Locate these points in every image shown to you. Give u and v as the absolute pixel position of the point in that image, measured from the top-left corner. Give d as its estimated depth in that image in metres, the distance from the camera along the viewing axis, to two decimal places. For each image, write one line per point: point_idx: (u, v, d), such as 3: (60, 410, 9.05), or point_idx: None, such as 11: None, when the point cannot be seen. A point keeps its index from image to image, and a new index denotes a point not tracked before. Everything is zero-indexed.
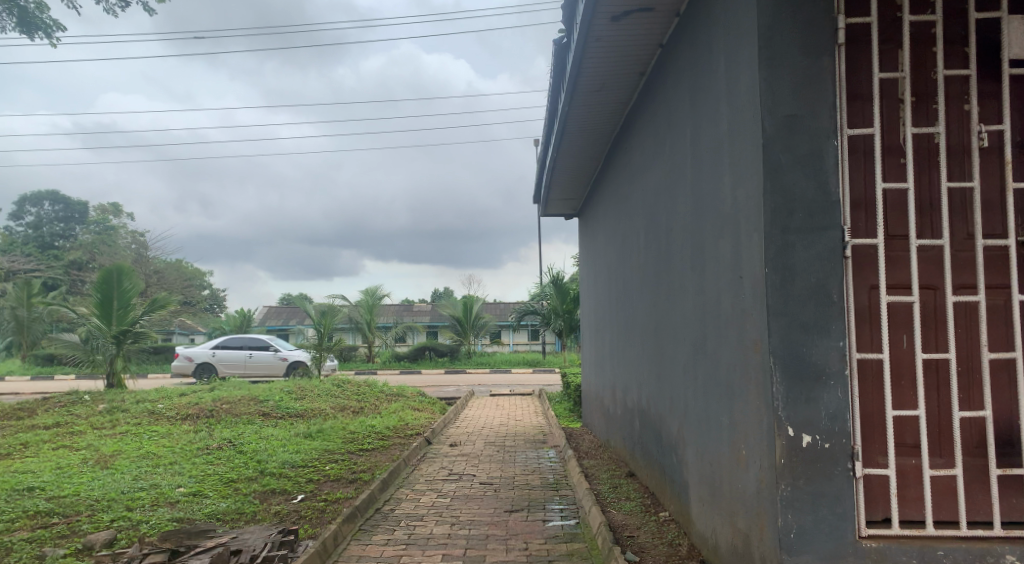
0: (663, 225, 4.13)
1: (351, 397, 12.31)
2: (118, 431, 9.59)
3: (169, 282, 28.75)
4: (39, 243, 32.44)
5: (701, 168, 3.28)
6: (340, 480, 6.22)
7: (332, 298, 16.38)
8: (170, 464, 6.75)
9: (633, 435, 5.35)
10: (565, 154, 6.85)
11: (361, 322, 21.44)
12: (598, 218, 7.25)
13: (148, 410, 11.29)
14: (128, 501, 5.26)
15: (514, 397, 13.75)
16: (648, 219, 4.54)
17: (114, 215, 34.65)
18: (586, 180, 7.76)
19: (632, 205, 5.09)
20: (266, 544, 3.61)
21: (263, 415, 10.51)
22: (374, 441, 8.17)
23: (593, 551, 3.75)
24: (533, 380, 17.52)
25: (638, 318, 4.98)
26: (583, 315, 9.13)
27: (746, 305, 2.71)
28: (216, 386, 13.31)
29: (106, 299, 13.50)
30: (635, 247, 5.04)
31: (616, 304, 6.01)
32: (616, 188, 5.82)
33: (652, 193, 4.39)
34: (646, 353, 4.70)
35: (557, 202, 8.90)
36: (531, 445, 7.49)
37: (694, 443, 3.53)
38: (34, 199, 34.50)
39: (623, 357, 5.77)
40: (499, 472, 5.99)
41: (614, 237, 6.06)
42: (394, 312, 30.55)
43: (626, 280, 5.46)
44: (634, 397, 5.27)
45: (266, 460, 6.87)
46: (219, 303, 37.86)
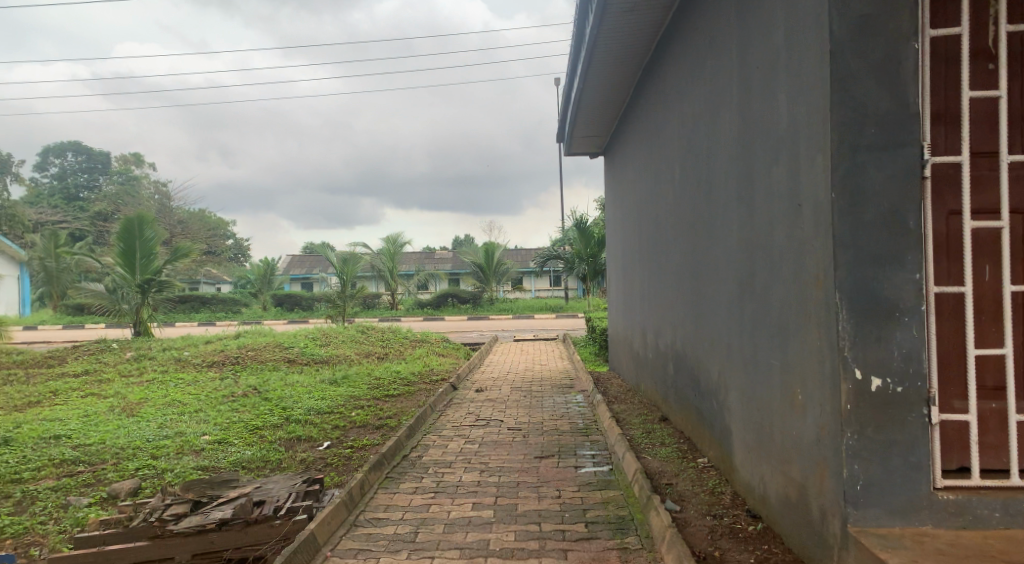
0: (703, 156, 3.83)
1: (375, 344, 12.28)
2: (145, 378, 9.63)
3: (193, 232, 28.91)
4: (64, 195, 32.71)
5: (751, 88, 2.96)
6: (366, 426, 6.11)
7: (353, 245, 16.24)
8: (195, 411, 6.71)
9: (666, 378, 5.15)
10: (592, 86, 6.48)
11: (383, 269, 21.34)
12: (627, 154, 6.91)
13: (175, 358, 11.34)
14: (153, 449, 5.20)
15: (538, 342, 13.64)
16: (686, 150, 4.23)
17: (136, 166, 34.70)
18: (614, 114, 7.39)
19: (667, 135, 4.77)
20: (290, 495, 3.48)
21: (288, 362, 10.49)
22: (399, 387, 8.08)
23: (630, 499, 3.58)
24: (557, 325, 17.41)
25: (673, 257, 4.72)
26: (609, 257, 8.87)
27: (805, 236, 2.44)
28: (242, 334, 13.38)
29: (129, 249, 13.43)
30: (670, 182, 4.74)
31: (647, 242, 5.74)
32: (649, 118, 5.48)
33: (691, 121, 4.07)
34: (682, 293, 4.46)
35: (582, 140, 8.53)
36: (558, 390, 7.33)
37: (738, 388, 3.31)
38: (57, 150, 34.50)
39: (654, 299, 5.53)
40: (527, 417, 5.84)
41: (645, 174, 5.76)
42: (415, 259, 30.48)
43: (659, 218, 5.19)
44: (667, 340, 5.05)
45: (291, 407, 6.79)
46: (243, 252, 38.09)
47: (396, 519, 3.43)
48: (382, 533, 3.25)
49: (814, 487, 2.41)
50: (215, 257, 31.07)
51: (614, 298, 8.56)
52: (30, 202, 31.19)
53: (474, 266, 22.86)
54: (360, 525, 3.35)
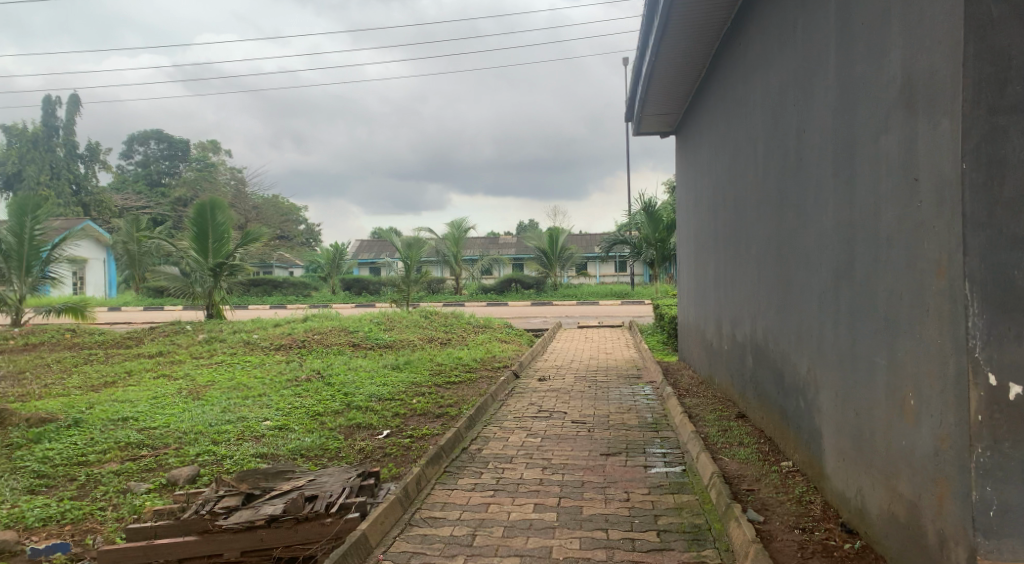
0: (792, 130, 3.46)
1: (438, 329, 12.21)
2: (215, 361, 9.79)
3: (266, 217, 29.68)
4: (147, 181, 34.18)
5: (852, 47, 2.59)
6: (426, 414, 5.97)
7: (418, 230, 16.23)
8: (258, 396, 6.71)
9: (745, 372, 4.79)
10: (664, 59, 6.11)
11: (448, 254, 21.31)
12: (702, 132, 6.49)
13: (244, 340, 11.54)
14: (215, 434, 5.18)
15: (604, 329, 13.31)
16: (772, 125, 3.85)
17: (214, 153, 35.90)
18: (687, 89, 6.97)
19: (750, 109, 4.39)
20: (343, 490, 3.34)
21: (352, 346, 10.51)
22: (461, 374, 7.93)
23: (705, 506, 3.27)
24: (623, 312, 17.01)
25: (754, 242, 4.35)
26: (680, 242, 8.48)
27: (922, 215, 2.08)
28: (310, 317, 13.56)
29: (202, 232, 13.75)
30: (752, 160, 4.37)
31: (725, 226, 5.36)
32: (728, 93, 5.09)
33: (779, 91, 3.69)
34: (765, 281, 4.09)
35: (652, 118, 8.14)
36: (625, 380, 7.02)
37: (831, 388, 2.96)
38: (140, 138, 35.78)
39: (732, 287, 5.16)
40: (593, 410, 5.57)
41: (723, 152, 5.37)
42: (480, 244, 30.45)
43: (738, 199, 4.80)
44: (746, 332, 4.69)
45: (353, 392, 6.72)
46: (313, 237, 38.92)
47: (453, 520, 3.23)
48: (438, 535, 3.06)
49: (928, 509, 2.07)
50: (286, 242, 31.81)
51: (685, 286, 8.17)
52: (115, 188, 32.53)
53: (538, 251, 22.60)
54: (415, 525, 3.17)
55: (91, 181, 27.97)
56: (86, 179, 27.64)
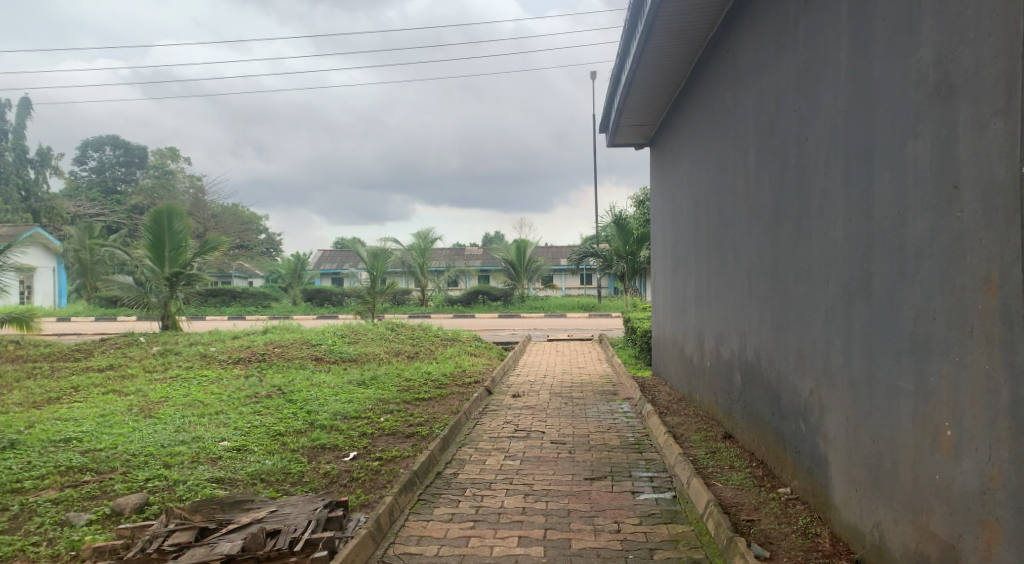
0: (791, 137, 3.30)
1: (405, 342, 11.87)
2: (169, 375, 9.31)
3: (227, 225, 28.95)
4: (103, 188, 33.16)
5: (873, 46, 2.42)
6: (395, 434, 5.65)
7: (383, 240, 15.88)
8: (216, 413, 6.31)
9: (731, 389, 4.61)
10: (646, 67, 5.95)
11: (414, 265, 20.97)
12: (681, 143, 6.36)
13: (201, 353, 11.04)
14: (167, 457, 4.80)
15: (573, 343, 13.11)
16: (767, 132, 3.70)
17: (173, 160, 35.02)
18: (665, 99, 6.83)
19: (740, 117, 4.24)
20: (309, 523, 3.03)
21: (315, 360, 10.11)
22: (430, 390, 7.61)
23: (703, 538, 3.05)
24: (592, 325, 16.86)
25: (744, 255, 4.19)
26: (654, 255, 8.34)
27: (963, 227, 1.91)
28: (270, 329, 13.09)
29: (157, 241, 13.18)
30: (742, 169, 4.22)
31: (708, 238, 5.20)
32: (713, 101, 4.95)
33: (775, 97, 3.54)
34: (757, 297, 3.92)
35: (628, 129, 7.99)
36: (602, 397, 6.80)
37: (840, 410, 2.78)
38: (95, 144, 34.81)
39: (717, 301, 5.00)
40: (571, 429, 5.33)
41: (706, 162, 5.23)
42: (445, 255, 30.14)
43: (725, 211, 4.65)
44: (733, 348, 4.52)
45: (317, 410, 6.37)
46: (275, 247, 38.15)
47: (431, 556, 2.95)
48: None
49: (972, 551, 1.90)
50: (247, 251, 31.07)
51: (660, 299, 8.03)
52: (69, 194, 31.44)
53: (505, 262, 22.41)
54: None
55: (42, 188, 26.95)
56: (37, 185, 26.64)
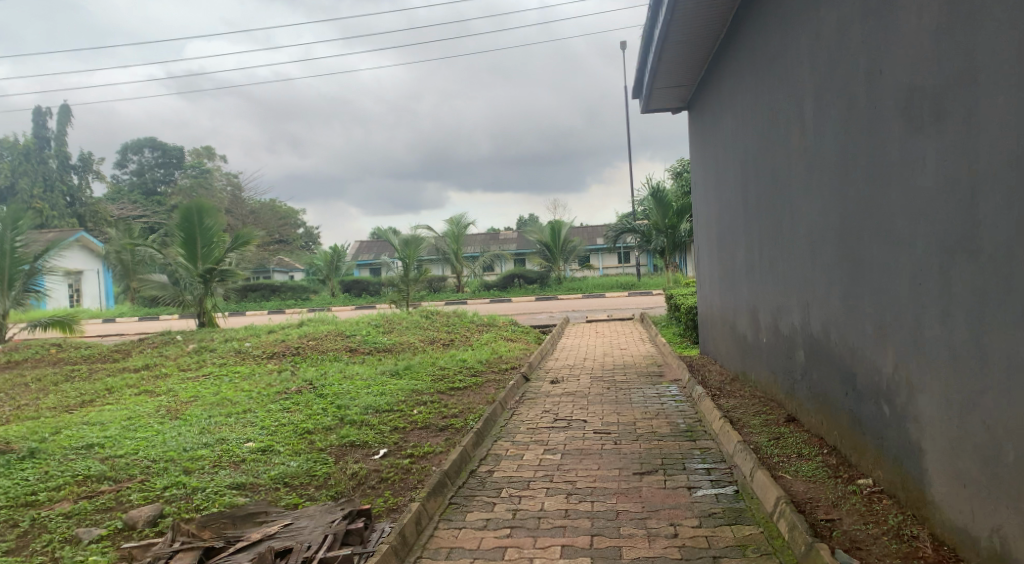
0: (859, 74, 2.84)
1: (440, 329, 11.57)
2: (203, 373, 9.14)
3: (263, 220, 29.07)
4: (143, 190, 33.66)
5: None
6: (428, 428, 5.32)
7: (415, 227, 15.58)
8: (243, 412, 6.06)
9: (792, 367, 4.17)
10: (680, 21, 5.44)
11: (448, 251, 20.71)
12: (722, 102, 5.86)
13: (235, 349, 10.89)
14: (187, 462, 4.54)
15: (614, 323, 12.67)
16: (827, 74, 3.23)
17: (209, 159, 35.34)
18: (703, 56, 6.31)
19: (792, 62, 3.77)
20: (325, 539, 2.70)
21: (349, 351, 9.86)
22: (466, 378, 7.27)
23: (775, 543, 2.64)
24: (632, 303, 16.37)
25: (803, 218, 3.74)
26: (696, 226, 7.85)
27: None
28: (304, 322, 12.91)
29: (189, 239, 13.07)
30: (797, 120, 3.75)
31: (759, 202, 4.74)
32: (758, 49, 4.46)
33: (836, 31, 3.07)
34: (821, 264, 3.48)
35: (663, 92, 7.47)
36: (647, 379, 6.37)
37: (935, 390, 2.35)
38: (134, 147, 35.31)
39: (772, 271, 4.54)
40: (616, 416, 4.94)
41: (753, 119, 4.75)
42: (479, 240, 29.83)
43: (778, 170, 4.18)
44: (794, 321, 4.07)
45: (347, 404, 6.08)
46: (311, 240, 38.33)
47: None
48: None
49: None
50: (284, 245, 31.21)
51: (705, 272, 7.55)
52: (110, 197, 31.91)
53: (540, 244, 21.99)
54: None
55: (86, 193, 27.39)
56: (81, 190, 27.12)
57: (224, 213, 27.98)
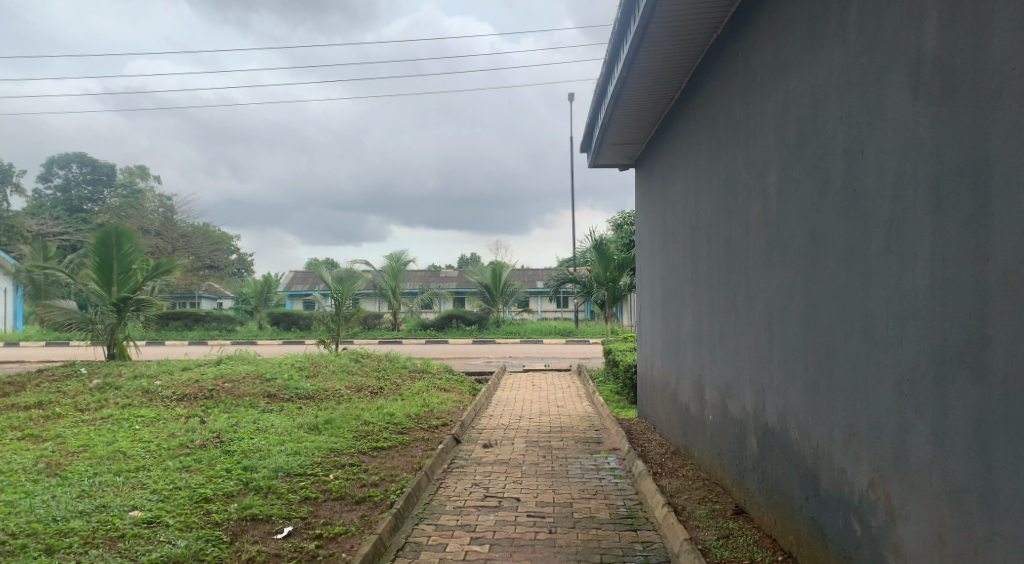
0: (836, 152, 2.60)
1: (370, 375, 10.95)
2: (101, 415, 8.24)
3: (194, 245, 27.81)
4: (66, 206, 31.84)
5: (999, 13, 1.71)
6: (343, 500, 4.79)
7: (350, 264, 14.96)
8: (135, 470, 5.36)
9: (742, 455, 3.87)
10: (637, 77, 5.23)
11: (385, 287, 20.15)
12: (674, 164, 5.68)
13: (143, 388, 9.98)
14: (53, 539, 3.89)
15: (551, 374, 12.31)
16: (798, 147, 3.00)
17: (141, 179, 33.84)
18: (655, 114, 6.15)
19: (756, 130, 3.56)
20: None
21: (267, 398, 9.14)
22: (391, 436, 6.73)
23: None
24: (571, 353, 16.09)
25: (761, 297, 3.49)
26: (640, 285, 7.64)
27: None
28: (224, 359, 12.06)
29: (105, 263, 12.13)
30: (759, 192, 3.52)
31: (710, 271, 4.50)
32: (718, 114, 4.27)
33: (810, 104, 2.84)
34: (782, 351, 3.22)
35: (614, 148, 7.28)
36: (584, 448, 6.01)
37: (922, 523, 2.04)
38: (60, 160, 33.47)
39: (722, 346, 4.27)
40: (551, 496, 4.54)
41: (707, 185, 4.54)
42: (418, 278, 29.25)
43: (733, 241, 3.95)
44: (746, 404, 3.79)
45: (255, 466, 5.46)
46: (244, 267, 37.00)
47: None
48: None
49: None
50: (213, 271, 29.86)
51: (647, 334, 7.31)
52: (28, 211, 29.99)
53: (480, 286, 21.60)
54: None
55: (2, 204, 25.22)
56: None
57: (152, 235, 26.60)
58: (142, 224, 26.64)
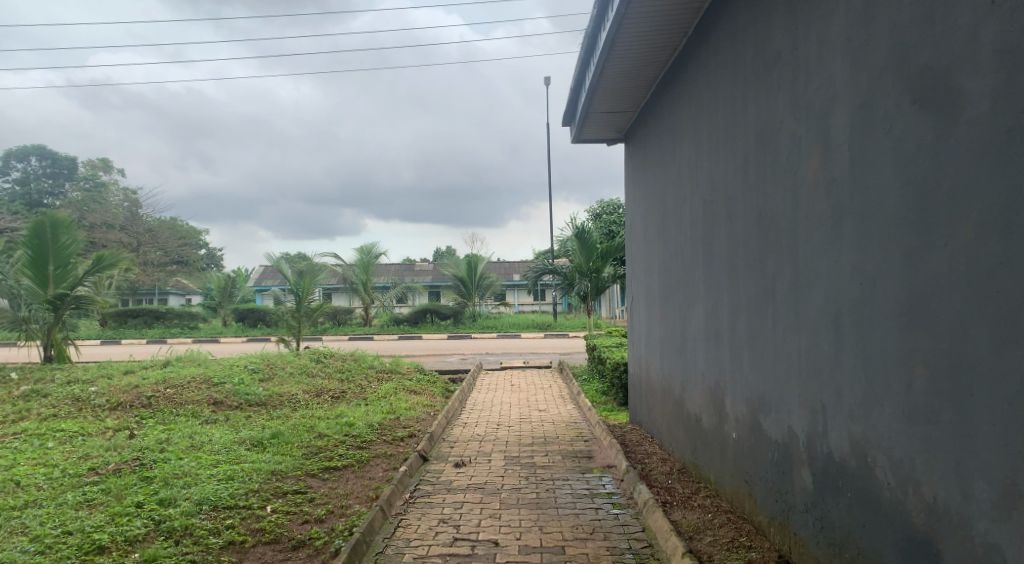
0: (979, 65, 1.75)
1: (332, 377, 9.93)
2: (14, 430, 7.10)
3: (162, 240, 26.49)
4: (25, 200, 30.19)
5: None
6: (277, 545, 3.81)
7: (313, 256, 13.76)
8: (22, 508, 4.32)
9: (785, 489, 3.01)
10: (633, 24, 4.30)
11: (355, 282, 19.21)
12: (678, 130, 4.80)
13: (73, 396, 8.81)
14: None
15: (530, 373, 11.42)
16: (891, 74, 2.13)
17: (104, 171, 32.28)
18: (653, 72, 5.22)
19: (809, 62, 2.68)
20: None
21: (213, 406, 8.09)
22: (347, 453, 5.75)
23: None
24: (551, 348, 15.24)
25: (821, 285, 2.60)
26: (631, 274, 6.74)
27: None
28: (173, 361, 10.91)
29: (39, 256, 10.65)
30: (816, 146, 2.64)
31: (732, 253, 3.63)
32: (745, 54, 3.39)
33: (916, 8, 1.99)
34: (859, 361, 2.34)
35: (600, 118, 6.34)
36: (574, 466, 5.08)
37: None
38: (19, 153, 31.72)
39: (752, 347, 3.40)
40: (537, 538, 3.62)
41: (730, 147, 3.64)
42: (391, 271, 28.10)
43: (774, 211, 3.07)
44: (792, 423, 2.92)
45: (173, 499, 4.44)
46: (211, 262, 35.58)
47: None
48: None
49: None
50: (179, 267, 28.48)
51: (640, 328, 6.43)
52: None
53: (454, 279, 20.58)
54: None
55: None
56: None
57: (114, 231, 25.23)
58: (106, 218, 25.22)
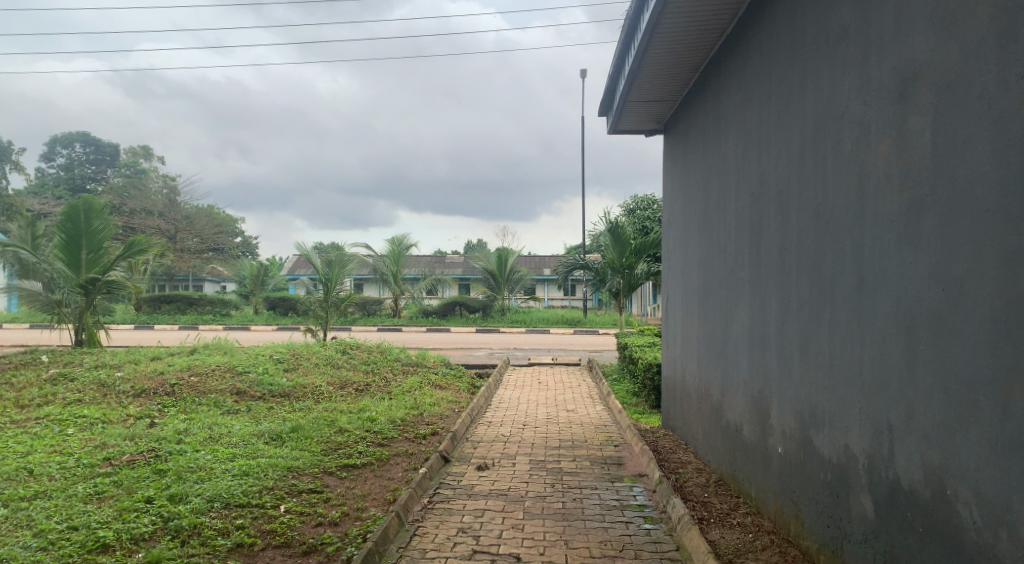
0: None
1: (357, 369, 9.77)
2: (38, 414, 7.05)
3: (197, 227, 26.73)
4: (68, 186, 30.77)
5: None
6: (286, 549, 3.61)
7: (343, 245, 13.62)
8: (30, 500, 4.19)
9: (840, 515, 2.70)
10: (677, 4, 3.98)
11: (386, 273, 19.13)
12: (724, 118, 4.47)
13: (99, 381, 8.77)
14: None
15: (559, 370, 11.15)
16: (992, 46, 1.81)
17: (145, 159, 32.75)
18: (698, 58, 4.89)
19: (884, 36, 2.36)
20: None
21: (235, 396, 7.97)
22: (366, 450, 5.54)
23: None
24: (581, 344, 14.93)
25: (891, 289, 2.29)
26: (667, 272, 6.42)
27: None
28: (201, 349, 10.86)
29: (72, 240, 10.63)
30: (889, 133, 2.33)
31: (784, 251, 3.31)
32: (805, 32, 3.07)
33: None
34: (937, 379, 2.03)
35: (639, 107, 6.02)
36: (603, 474, 4.80)
37: None
38: (64, 139, 32.33)
39: (804, 355, 3.08)
40: (562, 555, 3.35)
41: (784, 136, 3.32)
42: (421, 263, 27.98)
43: (833, 205, 2.75)
44: (850, 443, 2.61)
45: (185, 495, 4.27)
46: (246, 250, 35.96)
47: None
48: None
49: None
50: (214, 254, 28.76)
51: (676, 329, 6.12)
52: (28, 190, 28.85)
53: (484, 272, 20.35)
54: None
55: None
56: None
57: (152, 217, 25.53)
58: (145, 205, 25.59)
